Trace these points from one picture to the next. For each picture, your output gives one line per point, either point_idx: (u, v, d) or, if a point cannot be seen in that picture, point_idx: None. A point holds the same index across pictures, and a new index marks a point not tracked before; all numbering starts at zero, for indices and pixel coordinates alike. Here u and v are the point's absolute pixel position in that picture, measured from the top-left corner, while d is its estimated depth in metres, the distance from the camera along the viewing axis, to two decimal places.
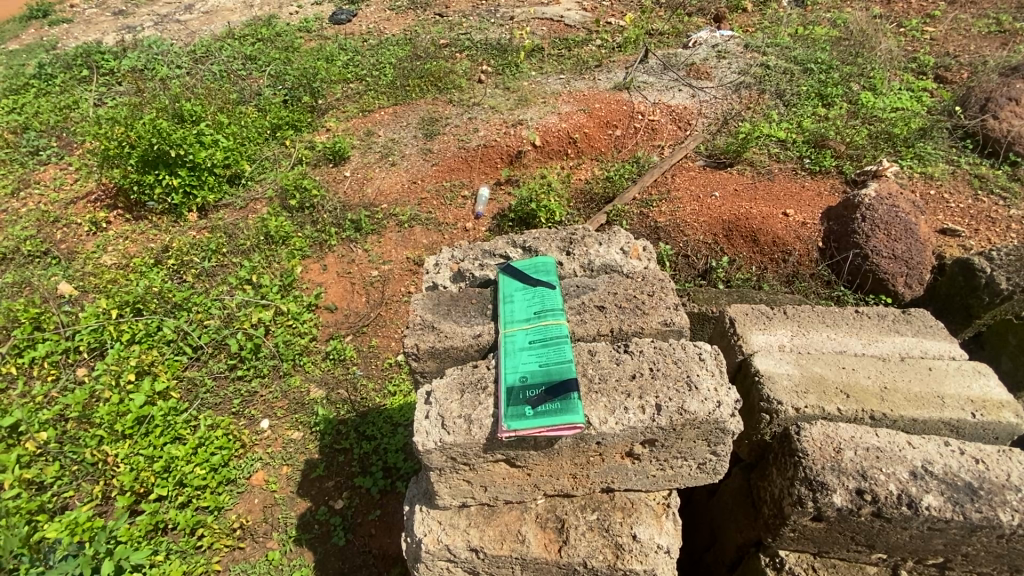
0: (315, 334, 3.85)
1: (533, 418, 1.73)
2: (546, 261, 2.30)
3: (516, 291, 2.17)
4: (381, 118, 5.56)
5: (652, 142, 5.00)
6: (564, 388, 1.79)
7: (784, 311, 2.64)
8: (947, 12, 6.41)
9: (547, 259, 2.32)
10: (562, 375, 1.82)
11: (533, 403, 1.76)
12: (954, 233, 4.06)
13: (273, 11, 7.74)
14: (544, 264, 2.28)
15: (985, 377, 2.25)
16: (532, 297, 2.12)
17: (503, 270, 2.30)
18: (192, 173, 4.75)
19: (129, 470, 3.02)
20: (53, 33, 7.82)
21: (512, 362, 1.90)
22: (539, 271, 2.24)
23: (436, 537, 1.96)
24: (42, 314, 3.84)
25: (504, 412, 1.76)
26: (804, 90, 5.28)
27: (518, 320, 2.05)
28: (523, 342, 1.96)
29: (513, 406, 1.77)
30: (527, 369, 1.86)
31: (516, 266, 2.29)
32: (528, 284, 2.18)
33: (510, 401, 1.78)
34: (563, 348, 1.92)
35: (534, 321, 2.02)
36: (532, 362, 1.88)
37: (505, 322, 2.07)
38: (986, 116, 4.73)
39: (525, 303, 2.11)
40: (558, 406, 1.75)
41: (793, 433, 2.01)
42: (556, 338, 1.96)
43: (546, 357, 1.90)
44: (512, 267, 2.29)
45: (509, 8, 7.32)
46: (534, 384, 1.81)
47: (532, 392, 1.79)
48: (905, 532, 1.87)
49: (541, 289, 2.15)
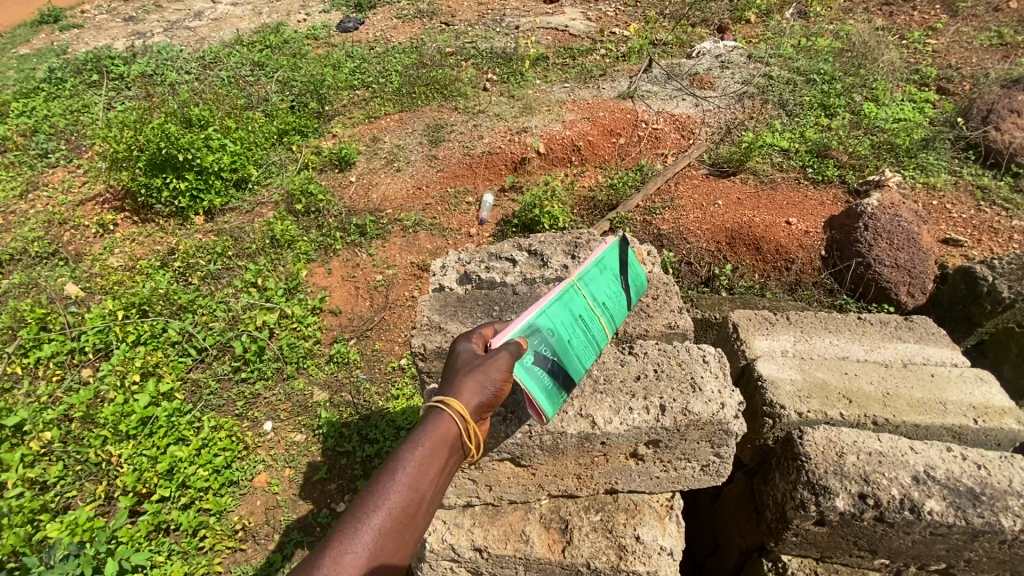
0: (320, 337, 3.87)
1: (528, 372, 1.61)
2: (638, 293, 2.17)
3: (613, 268, 2.02)
4: (387, 125, 5.61)
5: (656, 151, 5.06)
6: (559, 382, 1.71)
7: (786, 318, 2.66)
8: (949, 25, 6.45)
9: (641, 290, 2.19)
10: (568, 369, 1.73)
11: (539, 361, 1.64)
12: (957, 244, 4.10)
13: (281, 18, 7.81)
14: (639, 287, 2.16)
15: (986, 385, 2.27)
16: (614, 288, 1.99)
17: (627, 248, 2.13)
18: (200, 177, 4.80)
19: (133, 471, 3.03)
20: (63, 38, 7.91)
21: (565, 305, 1.76)
22: (633, 286, 2.11)
23: (440, 536, 1.96)
24: (49, 315, 3.87)
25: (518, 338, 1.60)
26: (807, 100, 5.30)
27: (594, 283, 1.91)
28: (582, 304, 1.83)
29: (529, 334, 1.63)
30: (562, 324, 1.74)
31: (628, 255, 2.12)
32: (620, 277, 2.04)
33: (532, 328, 1.64)
34: (588, 350, 1.82)
35: (599, 305, 1.90)
36: (568, 329, 1.76)
37: (591, 271, 1.91)
38: (987, 127, 4.75)
39: (609, 285, 1.97)
40: (545, 392, 1.66)
41: (795, 437, 2.02)
42: (592, 335, 1.84)
43: (575, 338, 1.78)
44: (631, 254, 2.13)
45: (515, 17, 7.36)
46: (552, 344, 1.68)
47: (546, 349, 1.67)
48: (908, 538, 1.88)
49: (621, 292, 2.02)
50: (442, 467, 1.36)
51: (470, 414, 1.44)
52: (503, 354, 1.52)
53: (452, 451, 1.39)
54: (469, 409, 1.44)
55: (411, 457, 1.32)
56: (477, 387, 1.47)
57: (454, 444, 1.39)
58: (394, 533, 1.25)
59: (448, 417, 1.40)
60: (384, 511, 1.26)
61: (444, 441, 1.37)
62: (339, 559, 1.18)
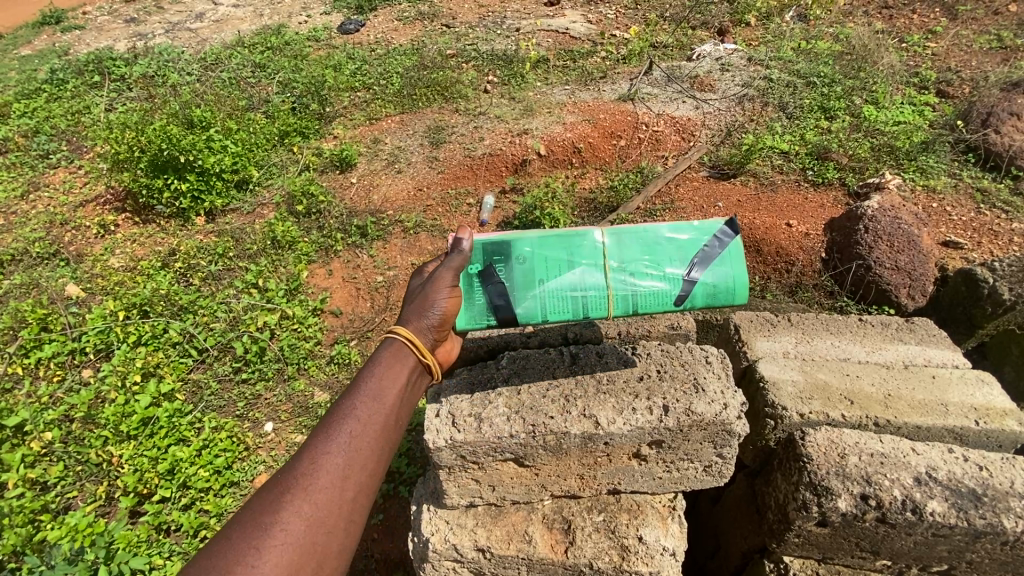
0: (321, 338, 3.86)
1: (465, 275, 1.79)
2: (729, 300, 1.79)
3: (688, 247, 1.77)
4: (388, 126, 5.61)
5: (656, 153, 5.07)
6: (497, 309, 1.75)
7: (788, 319, 2.67)
8: (949, 28, 6.46)
9: (737, 300, 1.80)
10: (518, 303, 1.73)
11: (483, 276, 1.77)
12: (957, 246, 4.12)
13: (283, 20, 7.82)
14: (732, 292, 1.78)
15: (988, 387, 2.28)
16: (670, 265, 1.76)
17: (736, 238, 1.80)
18: (201, 178, 4.80)
19: (134, 471, 3.05)
20: (65, 40, 7.92)
21: (569, 245, 1.76)
22: (718, 284, 1.77)
23: (443, 537, 1.97)
24: (49, 315, 3.88)
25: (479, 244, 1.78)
26: (807, 103, 5.32)
27: (638, 245, 1.77)
28: (597, 255, 1.75)
29: (495, 249, 1.77)
30: (547, 259, 1.75)
31: (731, 246, 1.79)
32: (689, 261, 1.76)
33: (503, 245, 1.77)
34: (558, 299, 1.74)
35: (626, 270, 1.75)
36: (551, 271, 1.74)
37: (645, 231, 1.79)
38: (987, 130, 4.76)
39: (659, 257, 1.76)
40: (473, 308, 1.79)
41: (797, 439, 2.02)
42: (579, 289, 1.74)
43: (556, 284, 1.73)
44: (738, 246, 1.79)
45: (516, 20, 7.38)
46: (509, 268, 1.76)
47: (502, 271, 1.76)
48: (910, 538, 1.88)
49: (682, 275, 1.75)
50: (402, 382, 1.61)
51: (418, 339, 1.69)
52: (444, 272, 1.74)
53: (410, 369, 1.64)
54: (415, 334, 1.68)
55: (372, 374, 1.57)
56: (424, 309, 1.71)
57: (410, 365, 1.65)
58: (370, 431, 1.47)
59: (399, 341, 1.66)
60: (358, 416, 1.48)
61: (400, 360, 1.63)
62: (317, 461, 1.38)
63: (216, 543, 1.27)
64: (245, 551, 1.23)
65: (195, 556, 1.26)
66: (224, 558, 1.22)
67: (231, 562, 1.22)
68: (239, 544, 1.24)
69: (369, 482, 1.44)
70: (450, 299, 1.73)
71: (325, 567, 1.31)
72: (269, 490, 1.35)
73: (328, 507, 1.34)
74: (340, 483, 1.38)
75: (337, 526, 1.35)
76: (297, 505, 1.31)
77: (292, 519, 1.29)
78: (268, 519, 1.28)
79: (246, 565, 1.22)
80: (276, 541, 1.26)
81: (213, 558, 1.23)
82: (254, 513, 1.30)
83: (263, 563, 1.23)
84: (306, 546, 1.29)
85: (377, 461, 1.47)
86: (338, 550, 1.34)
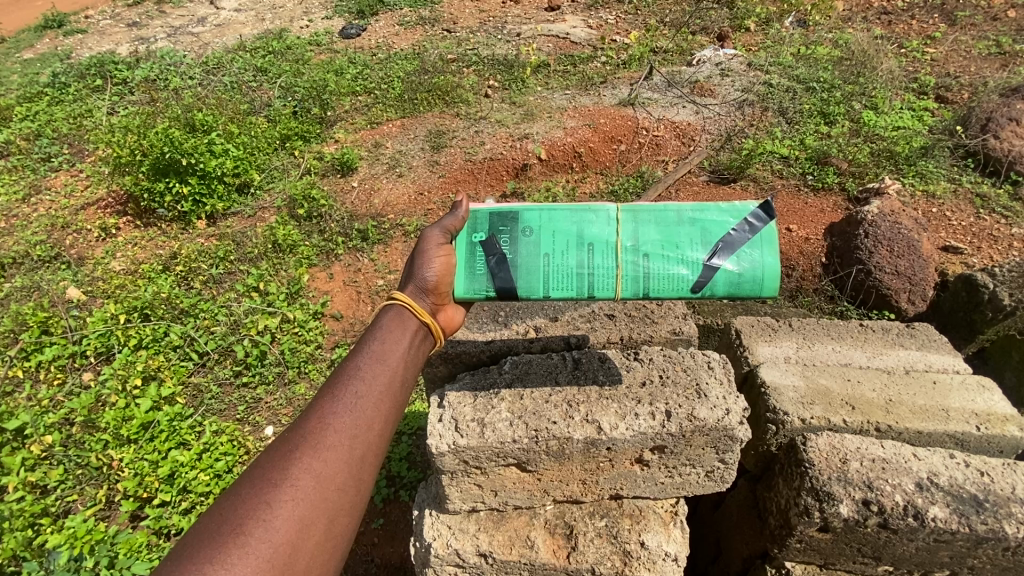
0: (321, 341, 3.86)
1: (469, 245, 1.84)
2: (756, 289, 1.73)
3: (712, 230, 1.76)
4: (389, 131, 5.63)
5: (656, 158, 5.09)
6: (497, 278, 1.78)
7: (789, 325, 2.68)
8: (948, 34, 6.48)
9: (766, 291, 1.74)
10: (519, 275, 1.77)
11: (486, 245, 1.82)
12: (956, 251, 4.14)
13: (284, 25, 7.84)
14: (759, 281, 1.73)
15: (989, 392, 2.29)
16: (689, 248, 1.75)
17: (771, 223, 1.76)
18: (202, 182, 4.81)
19: (134, 475, 3.05)
20: (67, 43, 7.94)
21: (580, 222, 1.81)
22: (744, 272, 1.72)
23: (445, 542, 1.97)
24: (50, 318, 3.88)
25: (489, 216, 1.86)
26: (807, 108, 5.32)
27: (656, 227, 1.78)
28: (608, 233, 1.78)
29: (502, 222, 1.84)
30: (555, 234, 1.80)
31: (762, 232, 1.75)
32: (708, 244, 1.74)
33: (513, 219, 1.84)
34: (562, 273, 1.76)
35: (639, 250, 1.76)
36: (557, 245, 1.78)
37: (663, 212, 1.80)
38: (986, 135, 4.77)
39: (675, 237, 1.76)
40: (473, 277, 1.81)
41: (798, 444, 2.02)
42: (586, 266, 1.76)
43: (561, 259, 1.77)
44: (770, 232, 1.75)
45: (516, 25, 7.40)
46: (516, 240, 1.81)
47: (508, 243, 1.81)
48: (912, 544, 1.89)
49: (702, 259, 1.73)
50: (405, 347, 1.68)
51: (417, 303, 1.76)
52: (432, 232, 1.81)
53: (411, 334, 1.71)
54: (414, 299, 1.76)
55: (375, 339, 1.65)
56: (418, 271, 1.78)
57: (412, 329, 1.72)
58: (374, 393, 1.55)
59: (399, 305, 1.74)
60: (362, 379, 1.55)
61: (402, 325, 1.71)
62: (325, 420, 1.45)
63: (227, 500, 1.32)
64: (257, 506, 1.29)
65: (207, 513, 1.31)
66: (237, 513, 1.28)
67: (243, 517, 1.27)
68: (252, 498, 1.30)
69: (376, 442, 1.50)
70: (441, 254, 1.79)
71: (335, 523, 1.37)
72: (278, 449, 1.42)
73: (337, 465, 1.40)
74: (349, 440, 1.45)
75: (347, 483, 1.41)
76: (306, 462, 1.37)
77: (302, 475, 1.35)
78: (279, 476, 1.34)
79: (258, 519, 1.27)
80: (288, 496, 1.32)
81: (225, 514, 1.28)
82: (264, 472, 1.36)
83: (275, 516, 1.29)
84: (316, 502, 1.34)
85: (384, 422, 1.54)
86: (347, 509, 1.40)
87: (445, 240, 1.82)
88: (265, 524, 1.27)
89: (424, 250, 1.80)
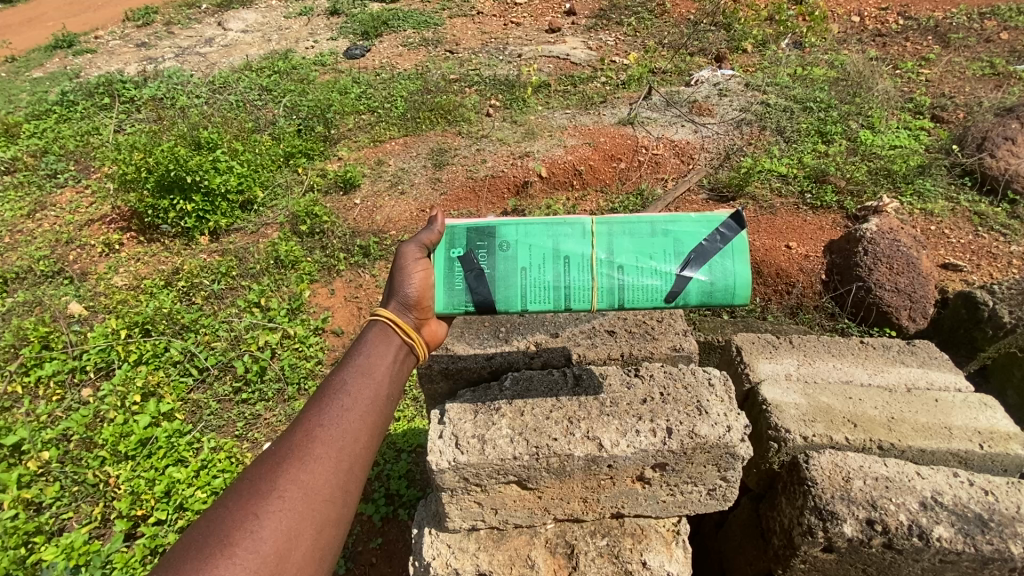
0: (321, 357, 3.85)
1: (448, 259, 1.84)
2: (728, 298, 1.75)
3: (686, 241, 1.77)
4: (391, 148, 5.67)
5: (656, 176, 5.13)
6: (475, 293, 1.79)
7: (789, 341, 2.68)
8: (943, 56, 6.57)
9: (737, 299, 1.76)
10: (497, 288, 1.79)
11: (464, 261, 1.82)
12: (955, 268, 4.18)
13: (290, 45, 7.96)
14: (730, 290, 1.75)
15: (991, 410, 2.28)
16: (663, 260, 1.76)
17: (742, 233, 1.77)
18: (205, 199, 4.84)
19: (130, 493, 3.02)
20: (77, 63, 8.05)
21: (556, 236, 1.81)
22: (715, 281, 1.74)
23: (444, 561, 1.94)
24: (51, 333, 3.89)
25: (465, 231, 1.86)
26: (805, 127, 5.37)
27: (631, 239, 1.79)
28: (584, 247, 1.79)
29: (480, 237, 1.84)
30: (531, 248, 1.81)
31: (734, 241, 1.76)
32: (680, 257, 1.76)
33: (489, 233, 1.84)
34: (539, 289, 1.78)
35: (614, 262, 1.77)
36: (535, 261, 1.79)
37: (636, 225, 1.81)
38: (983, 154, 4.80)
39: (648, 252, 1.77)
40: (452, 292, 1.81)
41: (801, 462, 2.00)
42: (561, 281, 1.77)
43: (538, 276, 1.78)
44: (742, 242, 1.76)
45: (517, 46, 7.49)
46: (492, 257, 1.81)
47: (486, 258, 1.81)
48: (917, 565, 1.87)
49: (675, 270, 1.75)
50: (390, 360, 1.68)
51: (399, 318, 1.75)
52: (410, 246, 1.81)
53: (396, 348, 1.71)
54: (396, 314, 1.76)
55: (360, 352, 1.65)
56: (398, 287, 1.78)
57: (396, 345, 1.72)
58: (360, 406, 1.54)
59: (382, 322, 1.73)
60: (348, 392, 1.55)
61: (386, 340, 1.70)
62: (311, 432, 1.45)
63: (214, 513, 1.31)
64: (244, 517, 1.28)
65: (193, 527, 1.30)
66: (224, 525, 1.27)
67: (231, 528, 1.26)
68: (239, 509, 1.30)
69: (363, 454, 1.50)
70: (420, 269, 1.79)
71: (323, 535, 1.35)
72: (265, 461, 1.41)
73: (323, 476, 1.40)
74: (337, 452, 1.44)
75: (335, 494, 1.40)
76: (293, 475, 1.37)
77: (289, 486, 1.35)
78: (266, 488, 1.34)
79: (246, 530, 1.26)
80: (275, 507, 1.31)
81: (213, 526, 1.28)
82: (252, 483, 1.36)
83: (262, 527, 1.28)
84: (303, 514, 1.33)
85: (371, 434, 1.54)
86: (335, 521, 1.39)
87: (423, 255, 1.81)
88: (253, 535, 1.26)
89: (402, 267, 1.79)
